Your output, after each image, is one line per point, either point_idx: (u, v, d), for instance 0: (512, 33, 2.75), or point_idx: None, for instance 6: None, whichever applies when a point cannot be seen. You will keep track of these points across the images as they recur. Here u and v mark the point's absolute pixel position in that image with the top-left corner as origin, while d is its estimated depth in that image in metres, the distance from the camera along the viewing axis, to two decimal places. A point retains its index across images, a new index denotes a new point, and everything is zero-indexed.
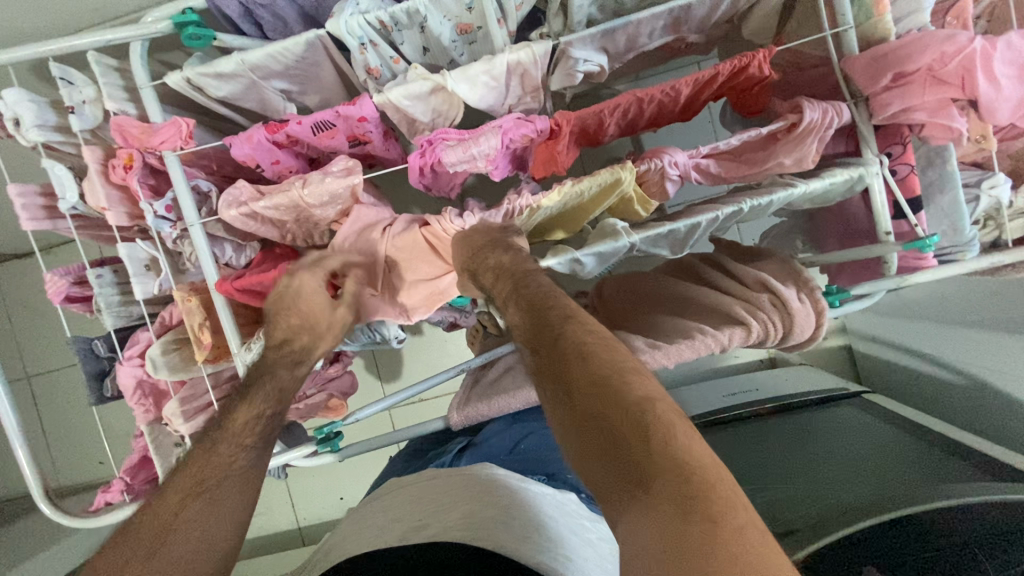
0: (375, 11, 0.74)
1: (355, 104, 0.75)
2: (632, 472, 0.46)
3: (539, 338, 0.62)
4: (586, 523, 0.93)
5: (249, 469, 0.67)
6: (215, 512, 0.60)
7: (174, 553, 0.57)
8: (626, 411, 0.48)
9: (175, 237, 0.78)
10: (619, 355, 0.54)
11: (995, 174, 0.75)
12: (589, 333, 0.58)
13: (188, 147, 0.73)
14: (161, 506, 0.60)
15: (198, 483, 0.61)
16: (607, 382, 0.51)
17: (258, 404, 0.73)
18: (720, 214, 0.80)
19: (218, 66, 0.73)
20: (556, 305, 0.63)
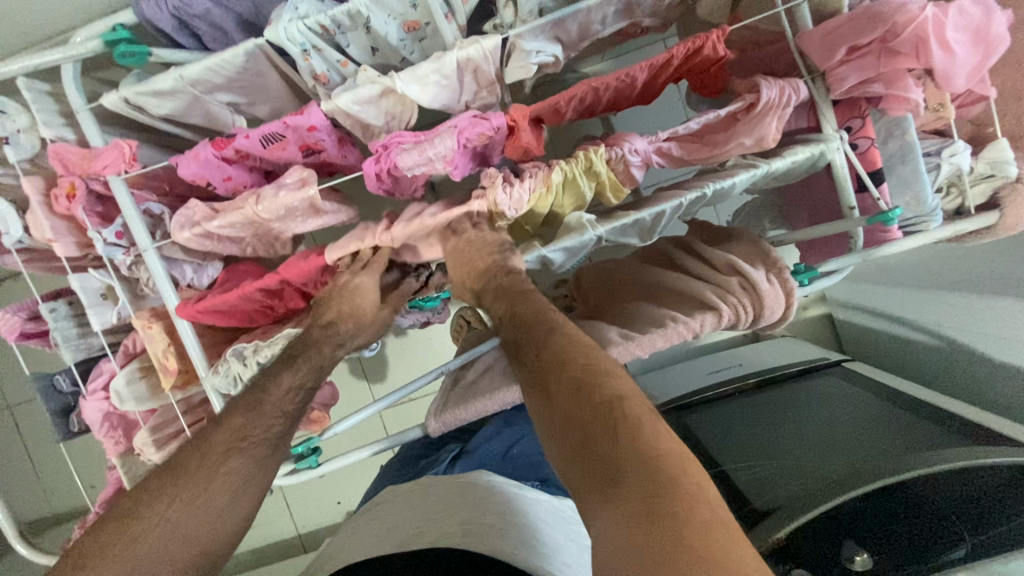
0: (315, 15, 0.71)
1: (302, 113, 0.73)
2: (607, 470, 0.48)
3: (528, 352, 0.64)
4: (581, 528, 0.99)
5: (282, 434, 0.72)
6: (251, 468, 0.68)
7: (208, 502, 0.64)
8: (601, 412, 0.51)
9: (129, 264, 0.76)
10: (598, 360, 0.57)
11: (955, 141, 0.74)
12: (574, 343, 0.61)
13: (133, 170, 0.71)
14: (209, 452, 0.66)
15: (240, 438, 0.68)
16: (585, 386, 0.54)
17: (301, 374, 0.74)
18: (684, 201, 0.80)
19: (156, 84, 0.70)
20: (545, 321, 0.66)
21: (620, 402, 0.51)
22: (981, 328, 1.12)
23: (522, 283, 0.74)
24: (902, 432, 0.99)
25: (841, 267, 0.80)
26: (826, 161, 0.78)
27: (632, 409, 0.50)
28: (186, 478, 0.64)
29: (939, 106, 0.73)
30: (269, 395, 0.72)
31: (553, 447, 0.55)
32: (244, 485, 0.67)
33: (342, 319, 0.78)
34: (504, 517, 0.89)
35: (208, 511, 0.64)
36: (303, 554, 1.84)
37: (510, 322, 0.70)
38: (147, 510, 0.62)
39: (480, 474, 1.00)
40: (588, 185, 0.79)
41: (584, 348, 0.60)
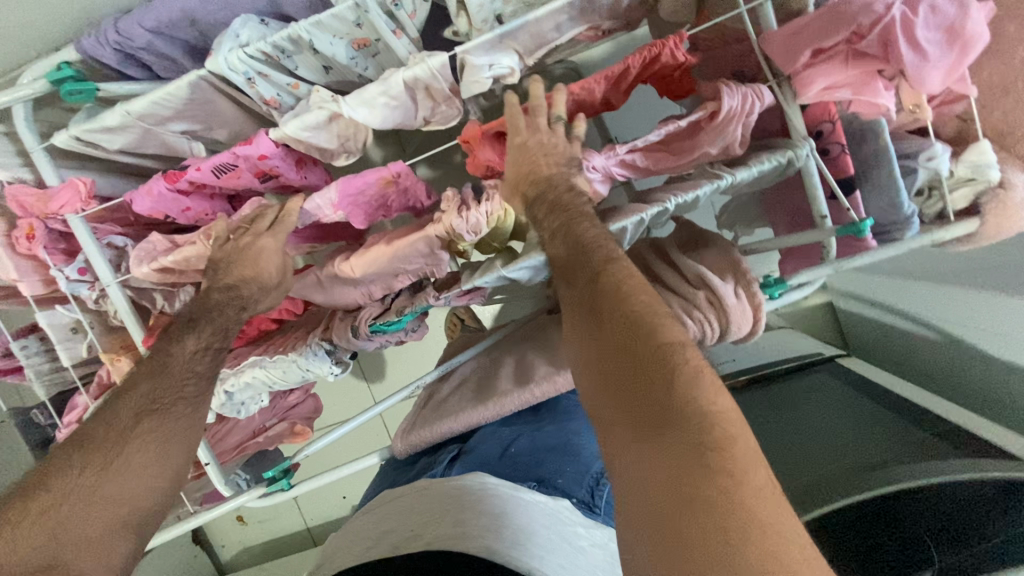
0: (255, 43, 0.70)
1: (250, 143, 0.73)
2: (657, 417, 0.45)
3: (576, 281, 0.58)
4: (578, 530, 0.88)
5: (196, 393, 0.70)
6: (174, 426, 0.67)
7: (132, 458, 0.63)
8: (648, 364, 0.46)
9: (95, 298, 0.77)
10: (657, 300, 0.50)
11: (933, 144, 0.69)
12: (631, 275, 0.53)
13: (90, 207, 0.72)
14: (116, 415, 0.64)
15: (151, 400, 0.66)
16: (634, 330, 0.48)
17: (201, 338, 0.71)
18: (646, 216, 0.77)
19: (103, 121, 0.70)
20: (596, 249, 0.58)
21: (672, 352, 0.45)
22: (981, 323, 1.08)
23: (564, 205, 0.67)
24: (897, 431, 0.97)
25: (813, 278, 0.77)
26: (799, 168, 0.74)
27: (686, 363, 0.45)
28: (94, 446, 0.61)
29: (915, 106, 0.69)
30: (174, 358, 0.70)
31: (595, 392, 0.53)
32: (166, 443, 0.66)
33: (245, 283, 0.74)
34: (489, 518, 0.84)
35: (133, 471, 0.62)
36: (313, 546, 1.91)
37: (558, 246, 0.63)
38: (60, 478, 0.59)
39: (476, 476, 0.92)
40: None
41: (637, 284, 0.52)
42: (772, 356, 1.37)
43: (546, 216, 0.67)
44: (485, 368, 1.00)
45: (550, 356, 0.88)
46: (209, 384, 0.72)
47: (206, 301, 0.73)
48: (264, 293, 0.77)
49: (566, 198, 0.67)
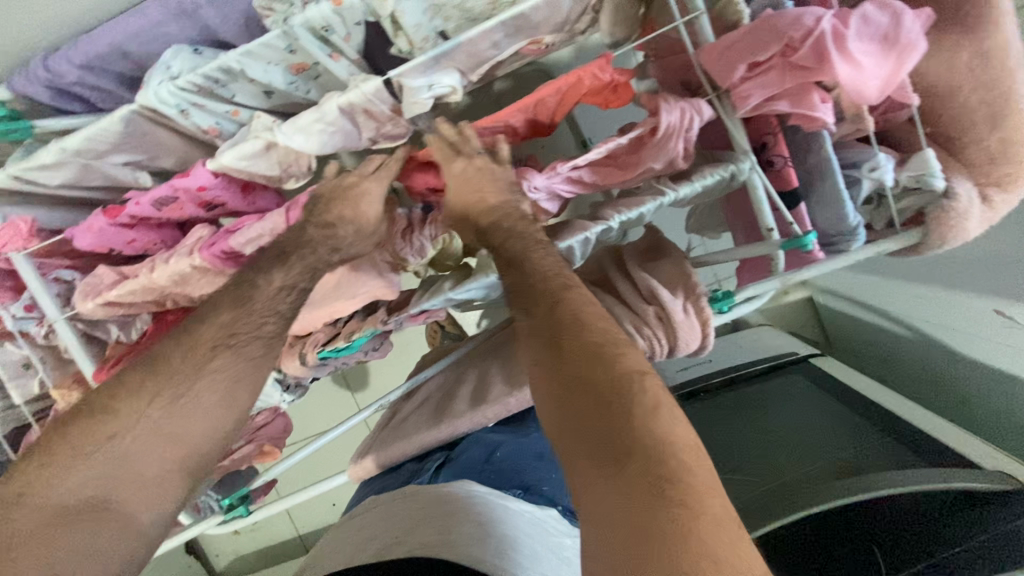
0: (185, 75, 0.69)
1: (188, 176, 0.72)
2: (615, 449, 0.47)
3: (536, 309, 0.59)
4: (564, 541, 0.73)
5: (276, 332, 0.69)
6: (243, 366, 0.65)
7: (196, 400, 0.63)
8: (614, 393, 0.49)
9: (43, 334, 0.77)
10: (615, 332, 0.54)
11: (875, 153, 0.68)
12: (589, 307, 0.57)
13: (32, 245, 0.73)
14: (192, 345, 0.64)
15: (228, 335, 0.65)
16: (599, 362, 0.51)
17: (289, 276, 0.70)
18: (591, 234, 0.77)
19: (38, 159, 0.70)
20: (555, 278, 0.61)
21: (634, 386, 0.48)
22: (953, 321, 1.06)
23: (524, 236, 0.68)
24: (867, 433, 0.98)
25: (761, 291, 0.77)
26: (743, 182, 0.73)
27: (650, 397, 0.48)
28: (166, 377, 0.62)
29: (856, 116, 0.67)
30: (258, 291, 0.68)
31: (552, 418, 0.53)
32: (236, 381, 0.65)
33: (342, 224, 0.73)
34: (475, 524, 0.66)
35: (196, 410, 0.63)
36: (305, 553, 1.92)
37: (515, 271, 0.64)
38: (124, 406, 0.60)
39: (462, 482, 0.75)
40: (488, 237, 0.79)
41: (601, 319, 0.55)
42: (748, 356, 1.36)
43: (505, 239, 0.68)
44: (448, 385, 1.00)
45: (506, 373, 0.88)
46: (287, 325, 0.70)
47: (304, 233, 0.71)
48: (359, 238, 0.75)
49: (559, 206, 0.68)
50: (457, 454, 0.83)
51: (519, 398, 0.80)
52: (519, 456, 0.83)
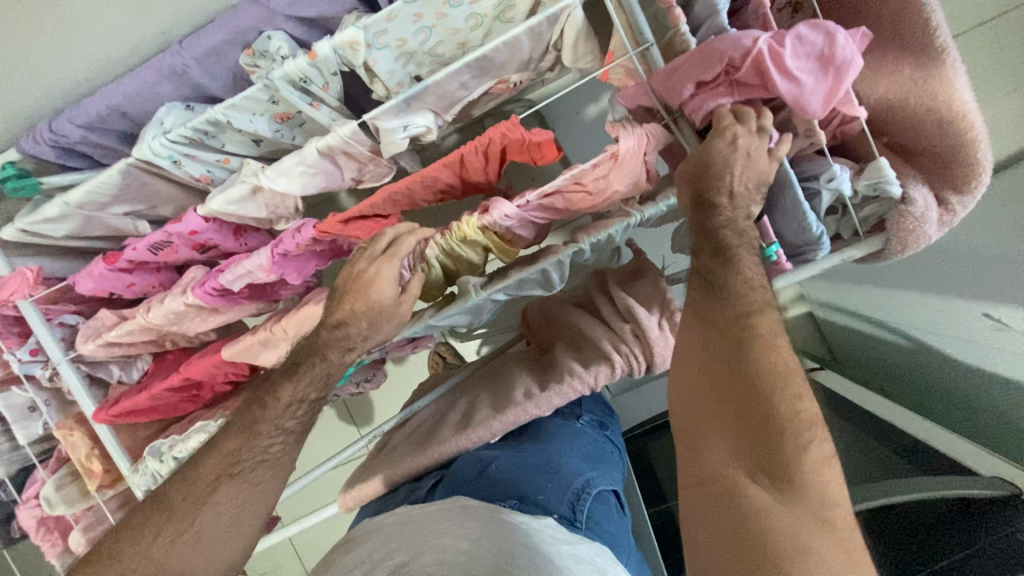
0: (175, 130, 0.75)
1: (179, 220, 0.77)
2: (759, 459, 0.52)
3: (704, 310, 0.62)
4: (563, 549, 0.65)
5: (283, 452, 0.73)
6: (245, 494, 0.71)
7: (203, 529, 0.69)
8: (769, 433, 0.52)
9: (48, 376, 0.81)
10: (769, 352, 0.55)
11: (830, 165, 0.70)
12: (757, 321, 0.58)
13: (37, 292, 0.78)
14: (196, 481, 0.71)
15: (234, 464, 0.71)
16: (757, 407, 0.53)
17: (301, 388, 0.71)
18: (563, 257, 0.79)
19: (43, 213, 0.76)
20: (733, 290, 0.61)
21: (787, 426, 0.51)
22: (944, 328, 1.03)
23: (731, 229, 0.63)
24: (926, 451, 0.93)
25: None
26: None
27: (804, 442, 0.51)
28: (175, 513, 0.69)
29: (807, 131, 0.70)
30: (268, 410, 0.71)
31: (690, 432, 0.60)
32: (241, 507, 0.71)
33: (355, 318, 0.70)
34: (462, 546, 0.63)
35: (201, 540, 0.69)
36: None
37: (699, 275, 0.65)
38: (138, 540, 0.68)
39: (453, 503, 0.72)
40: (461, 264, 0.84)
41: (773, 341, 0.56)
42: None
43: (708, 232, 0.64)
44: (439, 413, 1.01)
45: (492, 399, 0.89)
46: (296, 443, 0.74)
47: (317, 338, 0.71)
48: (373, 330, 0.72)
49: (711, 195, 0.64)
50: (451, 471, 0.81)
51: (502, 421, 0.82)
52: (514, 469, 0.79)
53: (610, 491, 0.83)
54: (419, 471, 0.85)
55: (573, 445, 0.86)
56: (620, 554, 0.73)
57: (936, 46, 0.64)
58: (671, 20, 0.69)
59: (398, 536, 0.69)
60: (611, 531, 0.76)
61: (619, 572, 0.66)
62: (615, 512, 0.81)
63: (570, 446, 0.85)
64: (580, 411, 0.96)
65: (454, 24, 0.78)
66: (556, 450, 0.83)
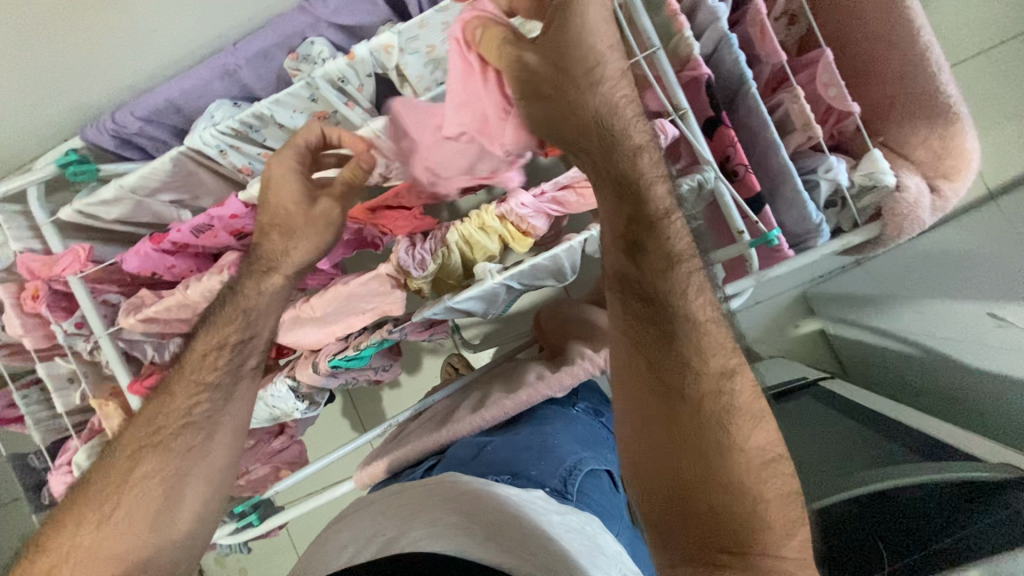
0: (224, 122, 0.82)
1: (221, 205, 0.83)
2: (690, 518, 0.50)
3: (643, 347, 0.54)
4: (553, 518, 0.66)
5: (211, 406, 0.68)
6: (174, 465, 0.65)
7: (130, 509, 0.61)
8: (733, 523, 0.48)
9: (89, 349, 0.86)
10: (714, 412, 0.51)
11: (827, 157, 0.75)
12: (709, 378, 0.52)
13: (87, 268, 0.83)
14: (114, 460, 0.64)
15: (154, 433, 0.65)
16: (693, 474, 0.50)
17: (216, 335, 0.71)
18: (574, 243, 0.83)
19: (99, 195, 0.83)
20: (682, 325, 0.53)
21: (736, 495, 0.49)
22: (951, 332, 1.04)
23: (666, 253, 0.54)
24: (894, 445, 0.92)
25: (741, 289, 0.80)
26: (713, 191, 0.75)
27: (770, 517, 0.49)
28: (95, 495, 0.62)
29: (805, 125, 0.75)
30: (186, 366, 0.70)
31: (651, 486, 0.52)
32: (171, 480, 0.64)
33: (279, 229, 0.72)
34: (452, 519, 0.64)
35: (129, 525, 0.61)
36: None
37: (633, 299, 0.56)
38: (58, 536, 0.60)
39: (452, 475, 0.73)
40: (481, 252, 0.89)
41: (747, 417, 0.51)
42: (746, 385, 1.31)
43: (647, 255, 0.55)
44: (453, 404, 1.04)
45: (505, 386, 0.93)
46: (224, 399, 0.70)
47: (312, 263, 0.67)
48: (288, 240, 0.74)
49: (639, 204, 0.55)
50: (447, 452, 0.83)
51: (514, 400, 0.85)
52: (508, 450, 0.81)
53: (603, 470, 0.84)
54: (432, 450, 0.87)
55: (568, 427, 0.88)
56: (610, 524, 0.75)
57: (919, 46, 0.70)
58: (676, 26, 0.76)
59: (393, 511, 0.72)
60: (601, 504, 0.78)
61: (607, 541, 0.69)
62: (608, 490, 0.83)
63: (565, 430, 0.87)
64: (576, 400, 0.99)
65: None
66: (551, 432, 0.85)
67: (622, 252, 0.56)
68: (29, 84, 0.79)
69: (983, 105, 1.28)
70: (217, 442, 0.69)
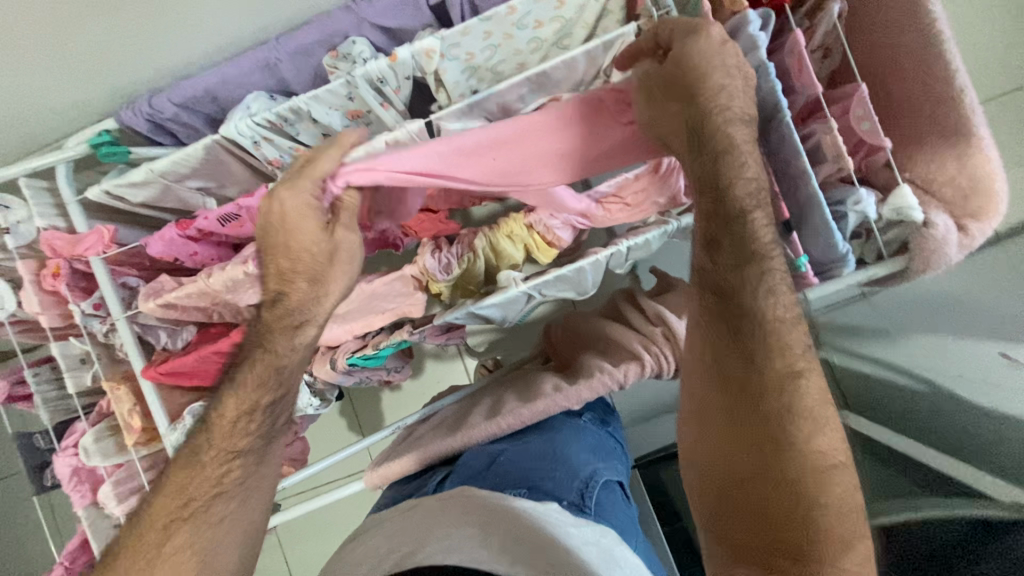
0: (261, 113, 0.82)
1: (251, 195, 0.83)
2: (756, 500, 0.60)
3: (709, 342, 0.63)
4: (571, 530, 0.67)
5: (241, 474, 0.70)
6: (227, 516, 0.69)
7: (169, 565, 0.65)
8: (837, 533, 0.57)
9: (104, 331, 0.86)
10: (782, 417, 0.58)
11: (856, 190, 0.75)
12: (794, 381, 0.58)
13: (110, 250, 0.83)
14: (143, 535, 0.66)
15: (182, 507, 0.67)
16: (785, 464, 0.59)
17: (247, 400, 0.69)
18: (601, 257, 0.83)
19: (129, 177, 0.82)
20: (765, 333, 0.59)
21: (806, 492, 0.58)
22: (962, 371, 1.05)
23: (766, 283, 0.58)
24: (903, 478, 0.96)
25: None
26: None
27: (830, 523, 0.57)
28: (140, 555, 0.65)
29: (837, 156, 0.76)
30: (213, 435, 0.69)
31: (705, 461, 0.66)
32: (226, 531, 0.69)
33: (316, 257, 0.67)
34: (472, 530, 0.65)
35: (171, 574, 0.65)
36: None
37: (709, 295, 0.62)
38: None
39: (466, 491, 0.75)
40: (505, 261, 0.89)
41: (815, 420, 0.58)
42: None
43: (746, 286, 0.59)
44: (464, 410, 1.03)
45: (519, 394, 0.92)
46: (258, 463, 0.72)
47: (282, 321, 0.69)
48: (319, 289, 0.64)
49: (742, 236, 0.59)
50: (459, 463, 0.84)
51: (531, 410, 0.84)
52: (520, 461, 0.82)
53: (616, 482, 0.86)
54: (445, 453, 0.87)
55: (580, 437, 0.88)
56: (629, 538, 0.76)
57: (954, 87, 0.72)
58: None
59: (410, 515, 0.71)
60: (617, 516, 0.79)
61: (626, 554, 0.69)
62: (620, 500, 0.84)
63: (577, 438, 0.87)
64: (584, 411, 0.97)
65: (518, 44, 0.88)
66: (563, 441, 0.85)
67: (705, 246, 0.61)
68: (70, 61, 0.79)
69: None
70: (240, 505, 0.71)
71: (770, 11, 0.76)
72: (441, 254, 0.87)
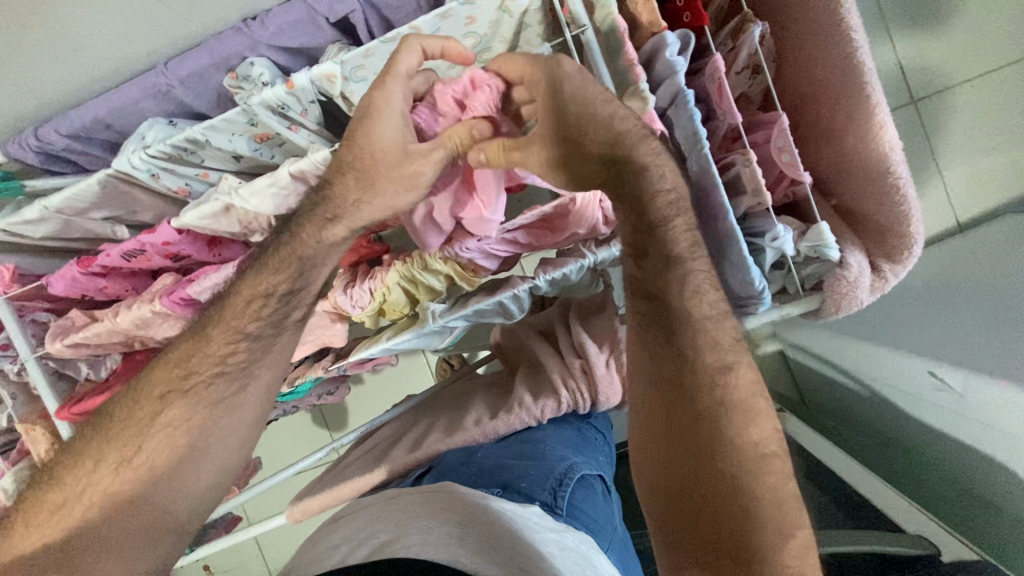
0: (154, 145, 0.77)
1: (152, 231, 0.80)
2: (702, 500, 0.55)
3: (646, 338, 0.63)
4: (547, 535, 0.66)
5: (250, 353, 0.66)
6: (237, 398, 0.67)
7: (151, 445, 0.63)
8: (769, 520, 0.52)
9: (16, 370, 0.87)
10: (708, 405, 0.57)
11: (775, 224, 0.71)
12: (720, 376, 0.57)
13: (10, 291, 0.82)
14: (139, 404, 0.63)
15: (182, 379, 0.64)
16: (713, 460, 0.55)
17: (268, 279, 0.64)
18: (519, 290, 0.83)
19: (23, 214, 0.80)
20: (688, 326, 0.59)
21: (740, 486, 0.54)
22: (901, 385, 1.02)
23: (687, 284, 0.58)
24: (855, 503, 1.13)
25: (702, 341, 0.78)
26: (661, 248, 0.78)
27: (768, 521, 0.52)
28: (118, 438, 0.62)
29: (756, 191, 0.71)
30: (229, 310, 0.64)
31: (648, 466, 0.62)
32: (227, 412, 0.66)
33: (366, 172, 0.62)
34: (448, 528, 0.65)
35: (153, 466, 0.63)
36: None
37: (641, 301, 0.63)
38: (71, 477, 0.61)
39: (444, 484, 0.74)
40: (423, 292, 0.86)
41: (741, 413, 0.56)
42: None
43: (664, 286, 0.60)
44: (399, 432, 1.03)
45: (445, 424, 0.93)
46: (264, 350, 0.67)
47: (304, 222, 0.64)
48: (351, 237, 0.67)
49: (663, 244, 0.59)
50: (438, 460, 0.84)
51: (451, 442, 0.87)
52: (500, 458, 0.81)
53: (595, 476, 0.83)
54: (366, 489, 0.88)
55: (557, 431, 0.86)
56: (602, 540, 0.74)
57: (874, 122, 0.67)
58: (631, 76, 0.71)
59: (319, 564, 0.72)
60: (593, 517, 0.76)
61: (600, 561, 0.67)
62: (600, 497, 0.81)
63: (557, 434, 0.85)
64: None
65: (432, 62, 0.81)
66: (542, 438, 0.84)
67: (634, 255, 0.62)
68: None
69: (959, 138, 1.26)
70: (252, 396, 0.67)
71: (688, 33, 0.71)
72: (357, 290, 0.85)
